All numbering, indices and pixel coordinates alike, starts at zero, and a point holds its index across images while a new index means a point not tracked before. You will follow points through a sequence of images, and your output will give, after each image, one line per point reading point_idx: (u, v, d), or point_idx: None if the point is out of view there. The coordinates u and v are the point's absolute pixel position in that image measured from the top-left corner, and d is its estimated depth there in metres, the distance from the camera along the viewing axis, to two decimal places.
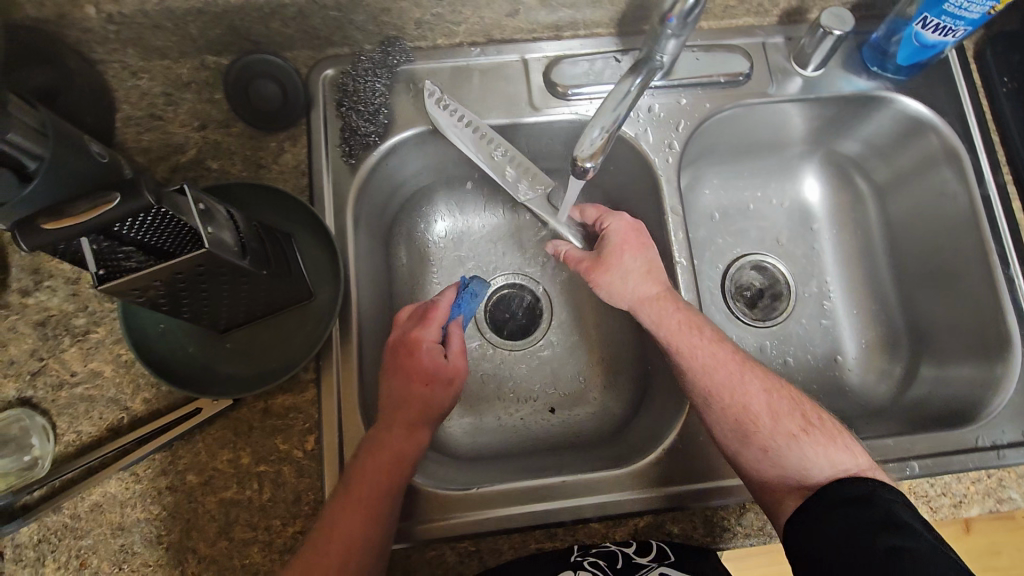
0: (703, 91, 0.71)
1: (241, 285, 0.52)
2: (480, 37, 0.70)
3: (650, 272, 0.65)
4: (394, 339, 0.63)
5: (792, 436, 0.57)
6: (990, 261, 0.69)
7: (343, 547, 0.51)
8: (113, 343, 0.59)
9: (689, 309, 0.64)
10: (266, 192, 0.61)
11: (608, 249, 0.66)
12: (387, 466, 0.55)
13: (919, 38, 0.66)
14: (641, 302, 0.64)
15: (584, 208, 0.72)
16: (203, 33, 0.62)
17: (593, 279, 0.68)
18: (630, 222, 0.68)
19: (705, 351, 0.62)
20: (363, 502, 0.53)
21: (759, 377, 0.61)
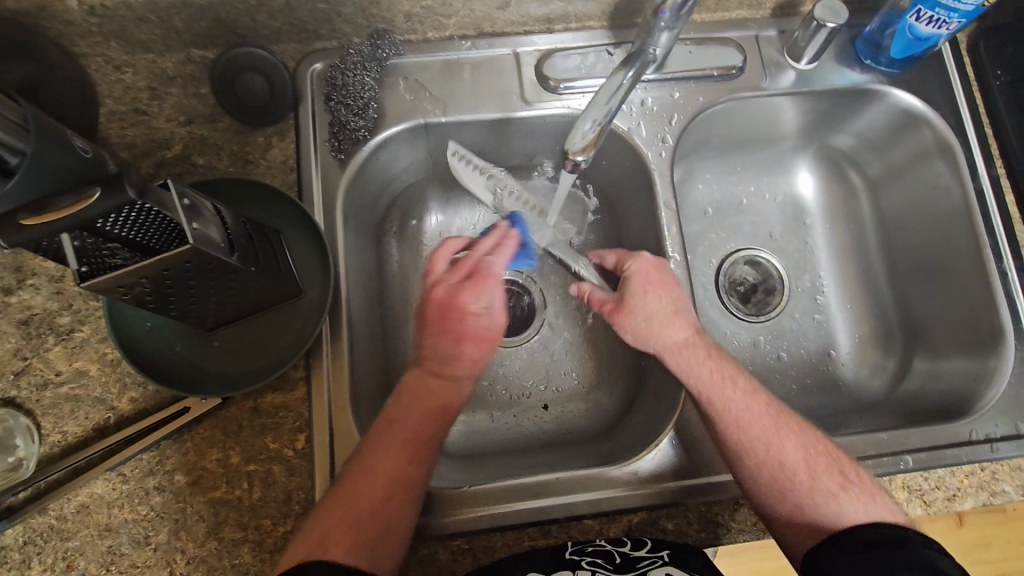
0: (696, 84, 0.71)
1: (229, 282, 0.51)
2: (471, 30, 0.69)
3: (678, 315, 0.63)
4: (438, 296, 0.61)
5: (833, 492, 0.56)
6: (983, 255, 0.69)
7: (382, 485, 0.53)
8: (98, 341, 0.58)
9: (720, 360, 0.62)
10: (252, 187, 0.59)
11: (632, 291, 0.63)
12: (425, 411, 0.57)
13: (913, 30, 0.66)
14: (670, 350, 0.62)
15: (602, 254, 0.70)
16: (188, 26, 0.61)
17: (618, 322, 0.65)
18: (653, 260, 0.65)
19: (740, 403, 0.59)
20: (401, 442, 0.55)
21: (795, 433, 0.59)
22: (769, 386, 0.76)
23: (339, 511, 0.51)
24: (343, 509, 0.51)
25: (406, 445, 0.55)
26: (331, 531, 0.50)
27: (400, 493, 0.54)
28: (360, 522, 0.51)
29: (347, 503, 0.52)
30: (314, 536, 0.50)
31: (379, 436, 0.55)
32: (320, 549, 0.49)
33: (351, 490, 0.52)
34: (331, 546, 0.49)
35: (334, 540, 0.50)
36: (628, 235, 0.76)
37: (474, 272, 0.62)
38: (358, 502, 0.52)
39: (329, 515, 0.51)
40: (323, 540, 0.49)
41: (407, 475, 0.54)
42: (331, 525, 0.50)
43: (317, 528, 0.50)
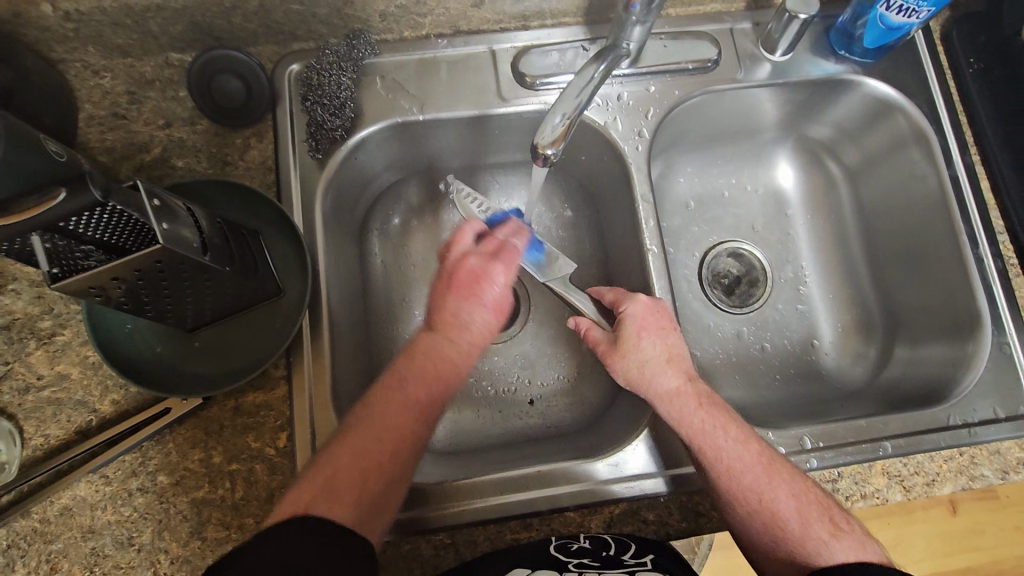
0: (671, 78, 0.71)
1: (205, 283, 0.51)
2: (447, 28, 0.69)
3: (672, 361, 0.61)
4: (466, 262, 0.60)
5: (823, 541, 0.52)
6: (960, 243, 0.69)
7: (390, 446, 0.52)
8: (80, 345, 0.59)
9: (713, 405, 0.59)
10: (230, 188, 0.60)
11: (626, 335, 0.61)
12: (439, 373, 0.56)
13: (884, 20, 0.66)
14: (661, 397, 0.59)
15: (600, 291, 0.67)
16: (164, 30, 0.61)
17: (609, 363, 0.63)
18: (649, 302, 0.63)
19: (734, 452, 0.56)
20: (410, 402, 0.54)
21: (788, 479, 0.55)
22: (753, 376, 0.76)
23: (345, 464, 0.50)
24: (350, 463, 0.50)
25: (415, 407, 0.54)
26: (336, 484, 0.49)
27: (406, 454, 0.53)
28: (363, 478, 0.50)
29: (354, 459, 0.50)
30: (316, 485, 0.48)
31: (390, 394, 0.54)
32: (322, 501, 0.47)
33: (359, 446, 0.51)
34: (332, 498, 0.48)
35: (337, 493, 0.48)
36: (610, 229, 0.76)
37: (502, 250, 0.62)
38: (364, 460, 0.50)
39: (335, 466, 0.50)
40: (327, 492, 0.48)
41: (414, 438, 0.53)
42: (334, 476, 0.49)
43: (320, 479, 0.49)
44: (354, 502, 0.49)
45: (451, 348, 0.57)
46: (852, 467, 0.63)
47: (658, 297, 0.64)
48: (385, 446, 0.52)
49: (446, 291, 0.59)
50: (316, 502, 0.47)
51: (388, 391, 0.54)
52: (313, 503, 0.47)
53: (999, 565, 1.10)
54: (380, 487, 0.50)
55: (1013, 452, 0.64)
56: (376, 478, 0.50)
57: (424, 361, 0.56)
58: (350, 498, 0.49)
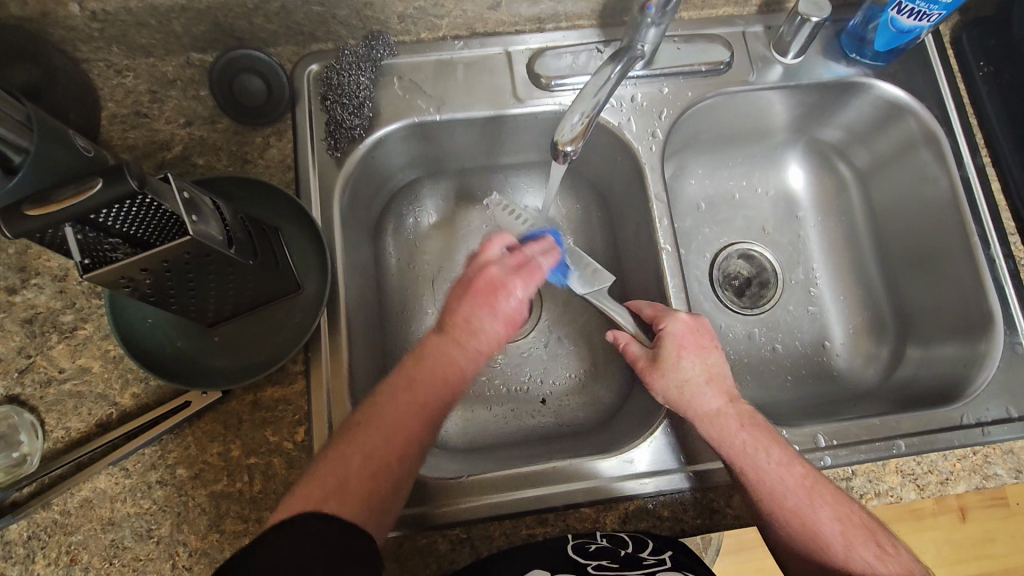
0: (684, 80, 0.72)
1: (228, 277, 0.52)
2: (463, 30, 0.70)
3: (713, 380, 0.60)
4: (487, 272, 0.59)
5: (867, 563, 0.52)
6: (972, 243, 0.70)
7: (400, 443, 0.53)
8: (101, 339, 0.59)
9: (754, 423, 0.59)
10: (253, 185, 0.61)
11: (667, 352, 0.62)
12: (448, 380, 0.56)
13: (895, 23, 0.67)
14: (701, 417, 0.59)
15: (640, 304, 0.67)
16: (187, 30, 0.63)
17: (648, 382, 0.62)
18: (689, 320, 0.63)
19: (775, 473, 0.56)
20: (419, 406, 0.54)
21: (830, 501, 0.55)
22: (764, 376, 0.76)
23: (357, 461, 0.50)
24: (361, 461, 0.50)
25: (424, 408, 0.55)
26: (348, 483, 0.49)
27: (414, 452, 0.53)
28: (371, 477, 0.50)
29: (363, 457, 0.51)
30: (324, 485, 0.48)
31: (398, 390, 0.55)
32: (333, 498, 0.48)
33: (369, 444, 0.51)
34: (343, 494, 0.49)
35: (347, 492, 0.49)
36: (622, 230, 0.77)
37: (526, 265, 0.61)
38: (373, 457, 0.51)
39: (344, 466, 0.50)
40: (339, 491, 0.48)
41: (423, 440, 0.54)
42: (346, 476, 0.49)
43: (331, 478, 0.49)
44: (363, 500, 0.49)
45: (460, 353, 0.57)
46: (866, 465, 0.63)
47: (696, 313, 0.64)
48: (394, 444, 0.52)
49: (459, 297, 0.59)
50: (326, 501, 0.48)
51: (394, 390, 0.55)
52: (322, 501, 0.47)
53: (1009, 571, 1.09)
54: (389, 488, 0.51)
55: None
56: (385, 478, 0.51)
57: (434, 364, 0.56)
58: (359, 497, 0.49)
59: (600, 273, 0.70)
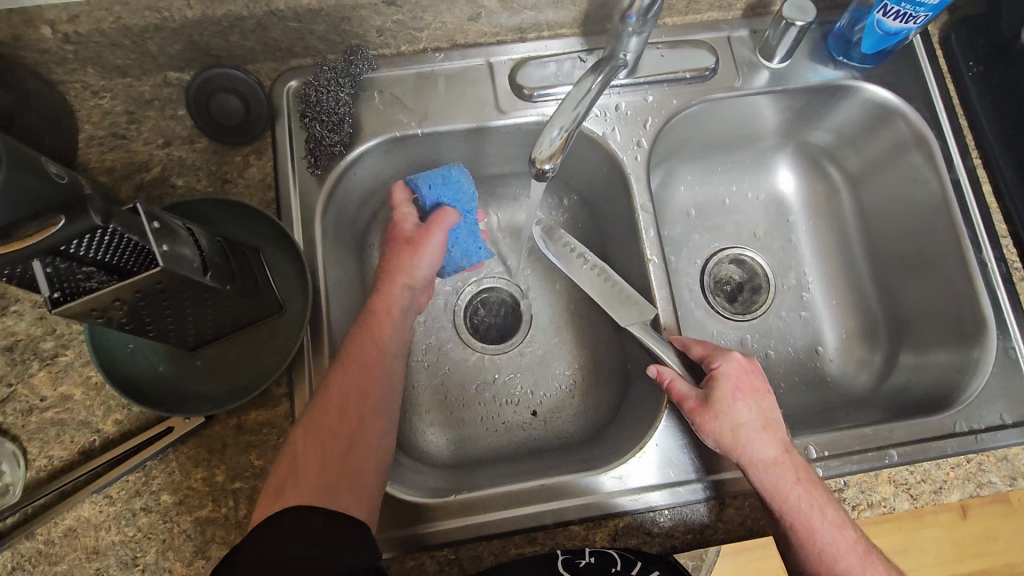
0: (670, 87, 0.71)
1: (206, 302, 0.51)
2: (444, 42, 0.70)
3: (768, 427, 0.57)
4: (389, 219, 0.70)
5: None
6: (964, 250, 0.69)
7: (337, 410, 0.55)
8: (82, 365, 0.59)
9: (810, 478, 0.56)
10: (228, 205, 0.59)
11: (722, 394, 0.58)
12: (368, 330, 0.61)
13: (881, 25, 0.66)
14: (758, 467, 0.55)
15: (687, 341, 0.63)
16: (162, 49, 0.62)
17: (699, 423, 0.57)
18: (742, 360, 0.60)
19: (827, 533, 0.54)
20: (367, 371, 0.58)
21: (880, 570, 0.54)
22: None
23: (302, 445, 0.53)
24: (305, 442, 0.53)
25: (366, 366, 0.59)
26: (298, 466, 0.52)
27: (361, 412, 0.56)
28: (328, 454, 0.53)
29: (308, 440, 0.53)
30: (279, 479, 0.52)
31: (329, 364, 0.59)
32: (290, 484, 0.51)
33: (309, 421, 0.54)
34: (298, 478, 0.51)
35: (302, 478, 0.52)
36: (610, 239, 0.76)
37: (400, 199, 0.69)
38: (317, 432, 0.54)
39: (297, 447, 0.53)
40: (293, 479, 0.51)
41: (364, 396, 0.57)
42: (298, 459, 0.52)
43: (284, 466, 0.52)
44: (322, 479, 0.52)
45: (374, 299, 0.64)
46: (858, 476, 0.62)
47: (748, 356, 0.62)
48: (337, 416, 0.55)
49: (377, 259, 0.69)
50: (283, 490, 0.51)
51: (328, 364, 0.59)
52: (280, 492, 0.50)
53: (1011, 569, 1.08)
54: (343, 458, 0.54)
55: (1021, 458, 0.64)
56: (336, 448, 0.54)
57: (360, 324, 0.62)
58: (316, 476, 0.52)
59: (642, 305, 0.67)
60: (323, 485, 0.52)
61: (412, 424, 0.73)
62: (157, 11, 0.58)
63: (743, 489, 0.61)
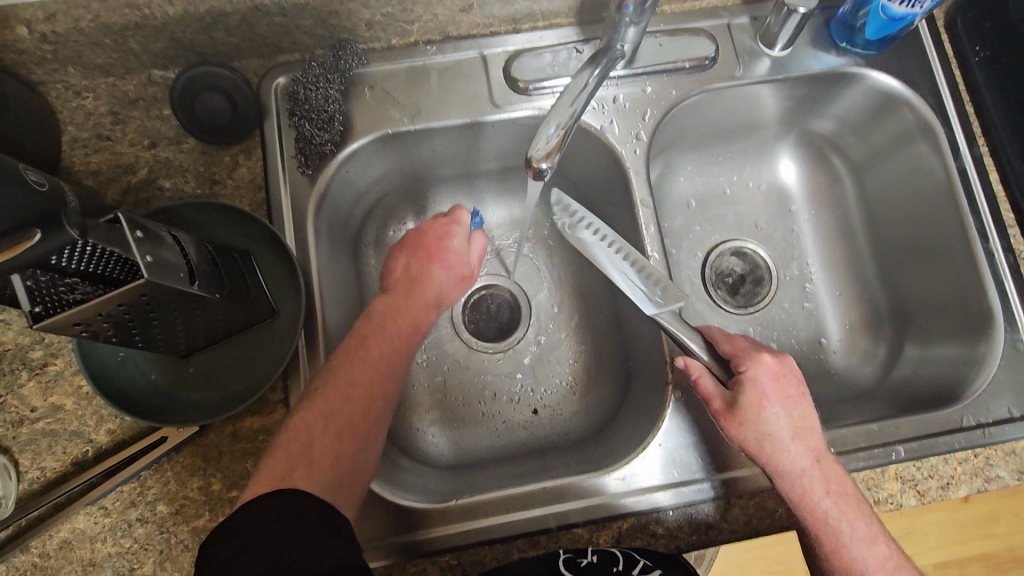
0: (669, 77, 0.69)
1: (194, 311, 0.50)
2: (435, 35, 0.67)
3: (799, 436, 0.55)
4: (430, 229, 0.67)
5: None
6: (974, 248, 0.67)
7: (360, 404, 0.54)
8: (72, 375, 0.58)
9: (842, 490, 0.54)
10: (216, 209, 0.57)
11: (749, 400, 0.56)
12: (398, 328, 0.60)
13: (886, 11, 0.64)
14: (786, 476, 0.54)
15: (720, 339, 0.62)
16: (144, 47, 0.60)
17: (724, 427, 0.57)
18: (774, 364, 0.58)
19: (856, 550, 0.52)
20: (376, 362, 0.57)
21: None
22: None
23: (314, 427, 0.51)
24: (324, 428, 0.51)
25: (379, 363, 0.57)
26: (308, 450, 0.50)
27: (377, 411, 0.55)
28: (338, 438, 0.52)
29: (317, 426, 0.51)
30: (286, 459, 0.49)
31: (354, 353, 0.57)
32: (299, 469, 0.49)
33: (328, 408, 0.53)
34: (311, 464, 0.49)
35: (311, 461, 0.50)
36: None
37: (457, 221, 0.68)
38: (336, 421, 0.52)
39: (308, 432, 0.51)
40: (303, 463, 0.49)
41: (383, 395, 0.56)
42: (309, 441, 0.50)
43: (293, 448, 0.50)
44: (331, 470, 0.50)
45: (408, 302, 0.63)
46: (864, 473, 0.61)
47: (784, 358, 0.58)
48: (355, 408, 0.54)
49: (409, 257, 0.66)
50: (292, 473, 0.48)
51: (349, 351, 0.57)
52: (287, 475, 0.48)
53: (1014, 551, 1.08)
54: (353, 454, 0.52)
55: None
56: (344, 438, 0.52)
57: (381, 317, 0.61)
58: (326, 464, 0.50)
59: (670, 291, 0.63)
60: (331, 475, 0.50)
61: (412, 425, 0.72)
62: (137, 8, 0.56)
63: (748, 489, 0.60)
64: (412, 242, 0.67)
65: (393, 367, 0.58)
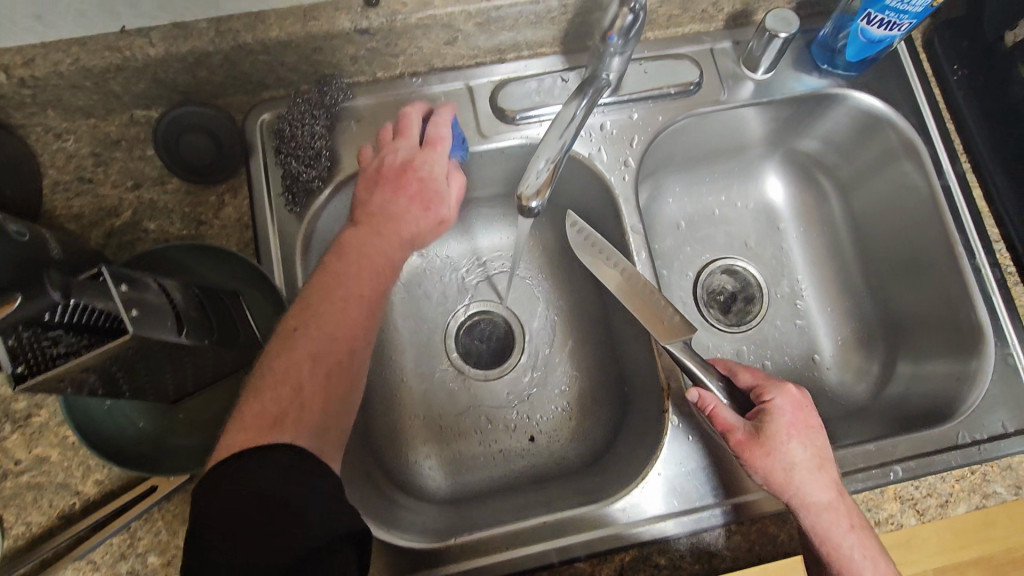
0: (655, 103, 0.70)
1: (183, 358, 0.49)
2: (421, 67, 0.67)
3: (823, 468, 0.55)
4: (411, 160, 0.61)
5: None
6: (965, 272, 0.67)
7: (346, 341, 0.50)
8: (57, 425, 0.56)
9: (862, 525, 0.54)
10: (206, 252, 0.56)
11: (774, 429, 0.56)
12: (378, 267, 0.55)
13: (865, 33, 0.65)
14: (811, 509, 0.53)
15: (736, 368, 0.62)
16: (126, 88, 0.59)
17: (746, 457, 0.55)
18: (797, 395, 0.58)
19: None
20: (360, 297, 0.53)
21: None
22: None
23: (300, 370, 0.47)
24: (313, 368, 0.48)
25: (364, 299, 0.53)
26: (297, 393, 0.46)
27: (362, 347, 0.52)
28: (325, 377, 0.48)
29: (303, 366, 0.48)
30: (272, 407, 0.45)
31: (333, 291, 0.52)
32: (291, 415, 0.45)
33: (313, 348, 0.49)
34: (302, 409, 0.46)
35: (303, 406, 0.46)
36: None
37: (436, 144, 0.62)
38: (323, 360, 0.49)
39: (295, 372, 0.47)
40: (295, 409, 0.46)
41: (366, 332, 0.52)
42: (298, 385, 0.47)
43: (281, 391, 0.46)
44: (323, 413, 0.47)
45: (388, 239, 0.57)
46: (864, 494, 0.62)
47: (803, 390, 0.59)
48: (339, 344, 0.50)
49: (390, 189, 0.60)
50: (284, 419, 0.45)
51: (329, 288, 0.52)
52: (279, 423, 0.45)
53: None
54: (340, 399, 0.49)
55: None
56: (332, 378, 0.48)
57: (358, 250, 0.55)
58: (319, 405, 0.47)
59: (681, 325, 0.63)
60: (323, 414, 0.47)
61: (408, 458, 0.71)
62: (118, 51, 0.55)
63: (750, 515, 0.60)
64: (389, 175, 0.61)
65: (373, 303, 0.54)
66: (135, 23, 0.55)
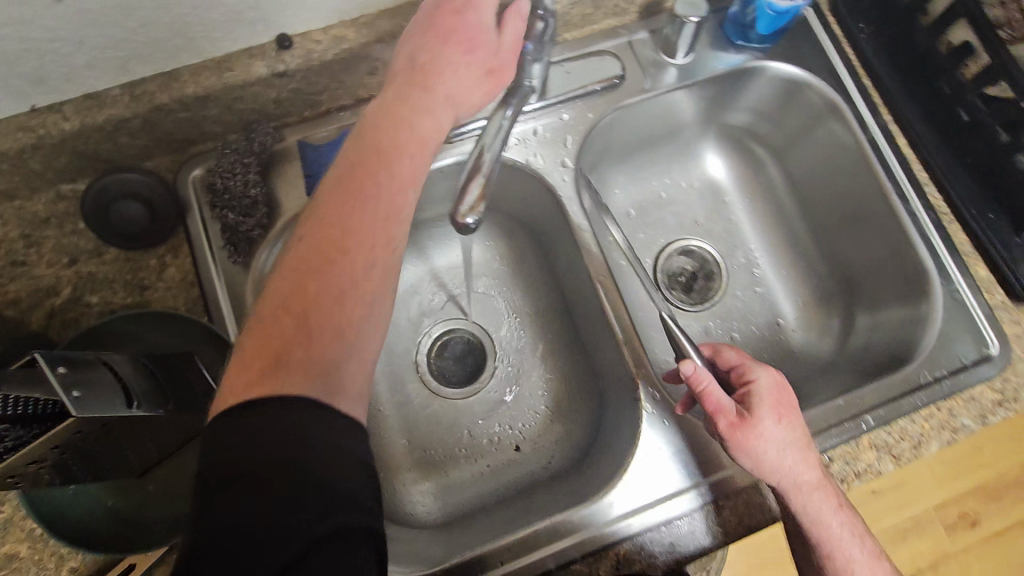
0: (583, 102, 0.71)
1: (141, 429, 0.48)
2: (348, 99, 0.67)
3: (808, 448, 0.55)
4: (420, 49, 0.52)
5: None
6: (905, 224, 0.70)
7: (359, 253, 0.43)
8: (22, 518, 0.54)
9: (840, 500, 0.56)
10: (152, 318, 0.56)
11: (763, 411, 0.55)
12: (395, 168, 0.46)
13: (771, 6, 0.67)
14: (794, 489, 0.54)
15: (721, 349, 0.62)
16: (47, 165, 0.58)
17: (736, 439, 0.55)
18: (779, 379, 0.58)
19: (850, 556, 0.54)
20: (375, 202, 0.44)
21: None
22: None
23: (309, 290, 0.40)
24: (321, 289, 0.41)
25: (381, 205, 0.45)
26: (305, 321, 0.40)
27: (383, 261, 0.44)
28: (336, 299, 0.41)
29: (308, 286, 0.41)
30: (280, 333, 0.39)
31: (352, 194, 0.44)
32: (297, 347, 0.39)
33: (317, 264, 0.42)
34: (308, 344, 0.39)
35: (311, 336, 0.39)
36: (557, 258, 0.76)
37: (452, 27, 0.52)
38: (332, 279, 0.41)
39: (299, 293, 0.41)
40: (302, 340, 0.39)
41: (386, 245, 0.44)
42: (305, 309, 0.40)
43: (287, 316, 0.40)
44: (334, 343, 0.40)
45: (401, 131, 0.48)
46: (839, 450, 0.63)
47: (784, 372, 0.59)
48: (357, 256, 0.42)
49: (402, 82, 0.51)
50: (288, 355, 0.38)
51: (344, 194, 0.44)
52: (285, 352, 0.38)
53: None
54: (347, 331, 0.41)
55: (986, 396, 0.66)
56: (342, 303, 0.41)
57: (369, 151, 0.46)
58: (330, 335, 0.40)
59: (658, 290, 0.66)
60: (334, 347, 0.40)
61: (394, 488, 0.71)
62: (31, 130, 0.54)
63: (735, 488, 0.61)
64: (399, 71, 0.51)
65: (387, 222, 0.45)
66: (44, 99, 0.54)
